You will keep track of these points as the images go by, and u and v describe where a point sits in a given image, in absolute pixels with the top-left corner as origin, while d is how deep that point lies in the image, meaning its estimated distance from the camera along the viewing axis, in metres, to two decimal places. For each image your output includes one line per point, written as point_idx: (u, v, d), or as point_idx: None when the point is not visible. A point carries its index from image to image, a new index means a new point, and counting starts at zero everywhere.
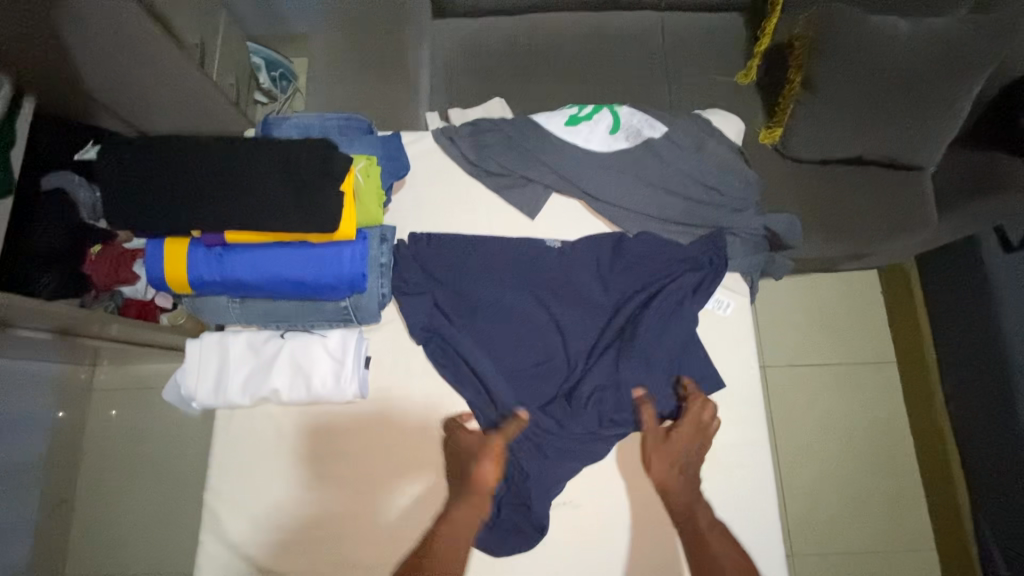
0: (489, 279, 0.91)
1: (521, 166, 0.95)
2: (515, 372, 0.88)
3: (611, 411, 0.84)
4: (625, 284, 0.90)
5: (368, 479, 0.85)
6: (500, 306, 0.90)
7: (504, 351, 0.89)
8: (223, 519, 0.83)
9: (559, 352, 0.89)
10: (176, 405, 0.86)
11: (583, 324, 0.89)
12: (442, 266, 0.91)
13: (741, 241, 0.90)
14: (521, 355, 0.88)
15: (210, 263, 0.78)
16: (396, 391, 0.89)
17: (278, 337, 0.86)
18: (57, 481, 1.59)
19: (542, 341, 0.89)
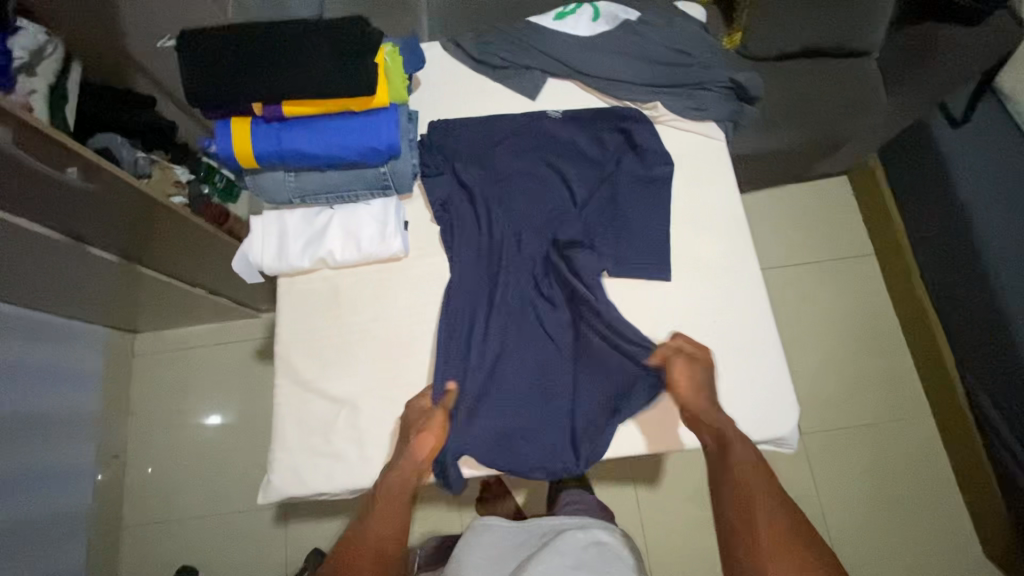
0: (493, 163, 1.04)
1: (520, 56, 1.10)
2: (516, 292, 0.98)
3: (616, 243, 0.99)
4: (618, 140, 1.05)
5: (415, 319, 0.98)
6: (512, 178, 1.04)
7: (509, 251, 1.00)
8: (295, 363, 0.97)
9: (572, 210, 1.02)
10: (245, 275, 1.00)
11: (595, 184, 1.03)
12: (459, 155, 1.05)
13: (711, 94, 1.06)
14: (524, 280, 0.99)
15: (270, 137, 0.92)
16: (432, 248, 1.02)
17: (329, 208, 1.00)
18: (109, 439, 1.69)
19: (552, 199, 1.03)
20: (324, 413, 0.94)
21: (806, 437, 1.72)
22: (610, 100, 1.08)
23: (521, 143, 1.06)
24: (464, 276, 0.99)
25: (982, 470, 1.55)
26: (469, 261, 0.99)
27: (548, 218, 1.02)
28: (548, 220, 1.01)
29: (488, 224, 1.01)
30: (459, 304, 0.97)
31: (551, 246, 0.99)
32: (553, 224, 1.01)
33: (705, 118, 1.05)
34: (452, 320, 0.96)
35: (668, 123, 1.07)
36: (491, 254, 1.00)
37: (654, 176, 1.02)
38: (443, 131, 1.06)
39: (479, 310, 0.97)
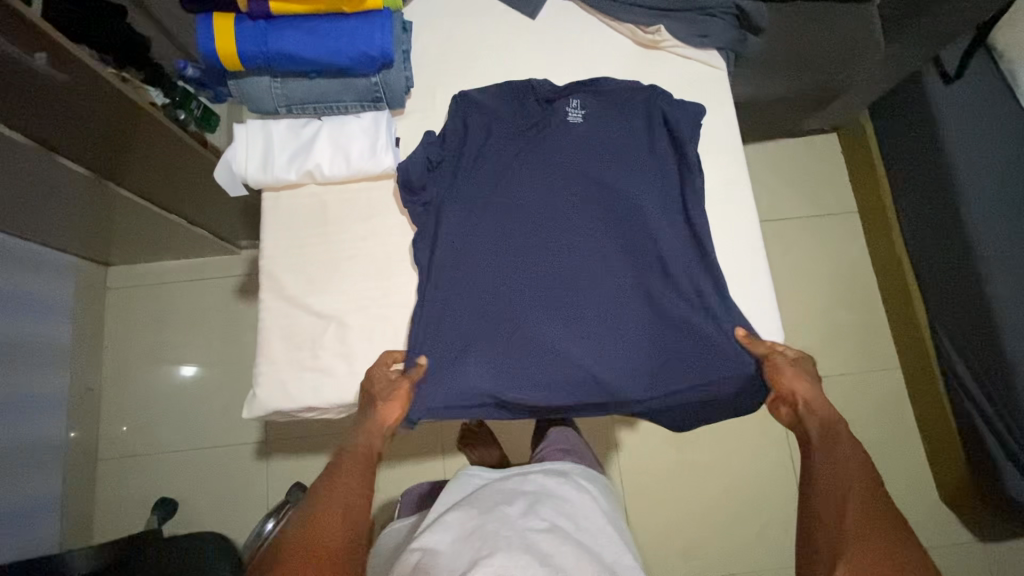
0: (495, 131, 0.98)
1: None
2: (523, 279, 0.92)
3: (618, 175, 0.95)
4: (634, 86, 1.00)
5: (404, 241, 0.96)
6: (513, 142, 0.97)
7: (512, 232, 0.94)
8: (281, 277, 0.94)
9: (589, 176, 0.96)
10: (227, 185, 0.95)
11: (625, 143, 0.97)
12: (463, 121, 0.98)
13: (715, 21, 1.03)
14: (530, 266, 0.93)
15: (255, 34, 0.87)
16: (416, 194, 0.95)
17: (317, 120, 0.96)
18: (82, 372, 1.64)
19: (553, 166, 0.96)
20: (312, 327, 0.92)
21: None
22: (611, 22, 1.04)
23: (520, 115, 0.99)
24: (458, 261, 0.92)
25: (946, 423, 1.61)
26: (451, 220, 0.93)
27: (549, 186, 0.95)
28: (534, 180, 0.96)
29: (484, 196, 0.95)
30: (453, 292, 0.91)
31: (569, 233, 0.94)
32: (555, 201, 0.95)
33: (707, 46, 1.03)
34: (450, 312, 0.91)
35: (670, 49, 1.04)
36: (477, 218, 0.94)
37: (660, 108, 0.98)
38: (454, 101, 0.99)
39: (479, 298, 0.91)
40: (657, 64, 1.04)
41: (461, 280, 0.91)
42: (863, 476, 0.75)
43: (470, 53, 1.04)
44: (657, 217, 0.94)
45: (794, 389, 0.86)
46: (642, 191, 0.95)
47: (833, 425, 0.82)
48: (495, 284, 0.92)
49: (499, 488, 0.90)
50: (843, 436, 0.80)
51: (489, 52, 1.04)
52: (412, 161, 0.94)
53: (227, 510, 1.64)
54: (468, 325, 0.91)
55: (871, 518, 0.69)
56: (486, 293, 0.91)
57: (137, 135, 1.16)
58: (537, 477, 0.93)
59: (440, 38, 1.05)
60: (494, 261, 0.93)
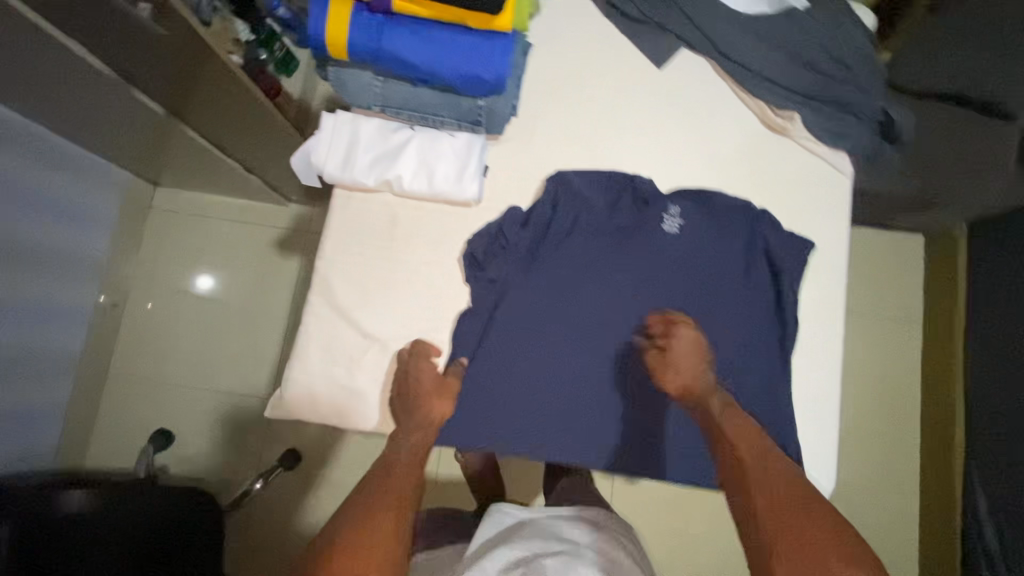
0: (583, 219, 0.92)
1: (660, 13, 0.96)
2: (570, 389, 0.88)
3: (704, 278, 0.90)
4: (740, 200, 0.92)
5: (466, 283, 0.90)
6: (598, 234, 0.91)
7: (571, 338, 0.89)
8: (334, 283, 0.90)
9: (670, 293, 0.90)
10: (301, 173, 0.90)
11: (720, 262, 0.90)
12: (551, 202, 0.91)
13: (856, 122, 0.93)
14: (582, 376, 0.88)
15: (370, 29, 0.79)
16: (481, 268, 0.89)
17: (408, 128, 0.89)
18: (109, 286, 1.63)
19: (635, 272, 0.90)
20: (354, 345, 0.88)
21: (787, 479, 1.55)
22: (742, 95, 0.95)
23: (611, 212, 0.92)
24: (506, 355, 0.88)
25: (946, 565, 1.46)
26: (516, 304, 0.88)
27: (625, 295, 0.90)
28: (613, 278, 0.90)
29: (550, 294, 0.89)
30: (496, 383, 0.87)
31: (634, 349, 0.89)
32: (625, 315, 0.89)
33: (839, 146, 0.94)
34: (488, 405, 0.87)
35: (798, 141, 0.95)
36: (544, 304, 0.89)
37: (765, 224, 0.91)
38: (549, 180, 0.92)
39: (523, 397, 0.87)
40: (780, 153, 0.95)
41: (513, 362, 0.87)
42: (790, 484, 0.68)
43: (583, 91, 0.96)
44: (733, 335, 0.89)
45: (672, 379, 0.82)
46: (726, 320, 0.89)
47: (725, 411, 0.77)
48: (543, 387, 0.87)
49: (536, 535, 0.81)
50: (725, 414, 0.76)
51: (604, 95, 0.96)
52: (484, 243, 0.89)
53: (218, 454, 1.65)
54: (506, 417, 0.87)
55: (797, 525, 0.64)
56: (532, 394, 0.87)
57: (217, 85, 1.10)
58: (581, 529, 0.84)
59: (557, 66, 0.96)
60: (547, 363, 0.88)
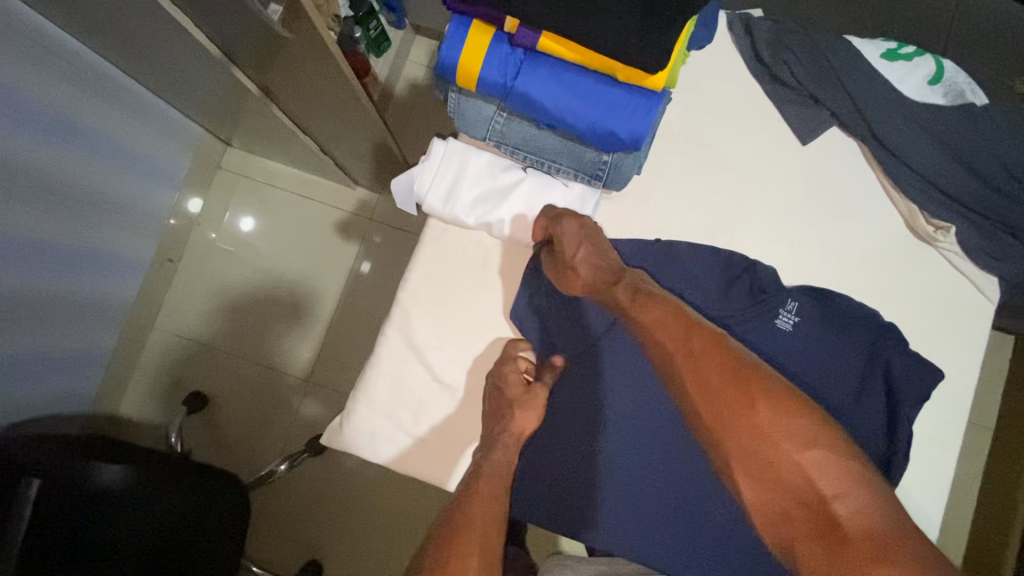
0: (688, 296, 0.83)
1: (816, 83, 0.86)
2: (644, 479, 0.80)
3: (813, 387, 0.81)
4: (867, 309, 0.82)
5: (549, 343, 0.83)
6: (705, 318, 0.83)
7: (653, 423, 0.81)
8: (412, 318, 0.84)
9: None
10: (398, 197, 0.84)
11: (833, 372, 0.81)
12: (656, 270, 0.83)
13: (1017, 246, 0.82)
14: (661, 464, 0.81)
15: (508, 65, 0.72)
16: (566, 324, 0.82)
17: (521, 170, 0.83)
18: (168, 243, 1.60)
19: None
20: (422, 388, 0.83)
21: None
22: (892, 190, 0.86)
23: (723, 298, 0.82)
24: (580, 427, 0.82)
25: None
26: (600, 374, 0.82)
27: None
28: None
29: (638, 373, 0.81)
30: (562, 457, 0.81)
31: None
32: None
33: (991, 269, 0.83)
34: (551, 479, 0.81)
35: (943, 252, 0.85)
36: (630, 381, 0.81)
37: (891, 340, 0.81)
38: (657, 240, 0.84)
39: (589, 478, 0.81)
40: (919, 263, 0.85)
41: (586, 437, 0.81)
42: (709, 364, 0.71)
43: (713, 156, 0.87)
44: None
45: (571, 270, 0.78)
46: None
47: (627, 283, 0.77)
48: (612, 473, 0.81)
49: None
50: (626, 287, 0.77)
51: (733, 164, 0.87)
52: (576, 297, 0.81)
53: (246, 426, 1.64)
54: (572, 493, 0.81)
55: (730, 419, 0.68)
56: (600, 477, 0.80)
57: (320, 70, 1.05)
58: None
59: (689, 124, 0.88)
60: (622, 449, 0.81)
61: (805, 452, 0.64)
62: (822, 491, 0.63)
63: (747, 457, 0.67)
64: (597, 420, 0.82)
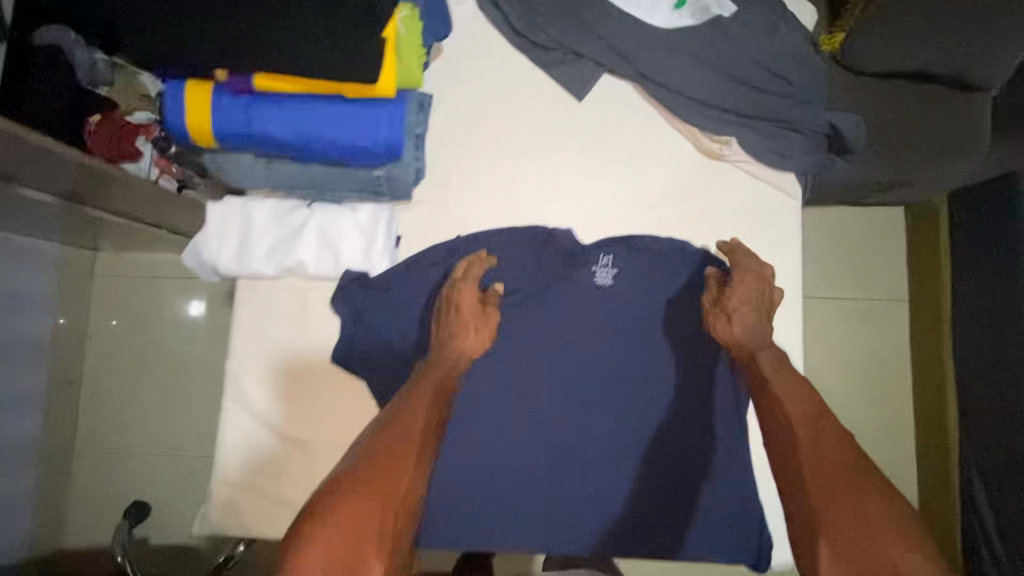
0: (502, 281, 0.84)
1: (572, 38, 0.86)
2: (504, 447, 0.83)
3: (641, 329, 0.84)
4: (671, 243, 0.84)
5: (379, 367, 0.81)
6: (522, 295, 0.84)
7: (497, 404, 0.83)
8: (247, 385, 0.83)
9: (603, 351, 0.84)
10: (195, 270, 0.82)
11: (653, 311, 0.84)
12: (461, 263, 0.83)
13: (800, 139, 0.84)
14: (516, 428, 0.83)
15: (237, 113, 0.70)
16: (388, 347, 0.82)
17: (305, 207, 0.81)
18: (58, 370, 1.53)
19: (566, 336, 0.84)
20: (275, 448, 0.82)
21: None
22: (674, 120, 0.86)
23: (531, 273, 0.84)
24: None
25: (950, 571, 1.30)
26: None
27: (555, 360, 0.84)
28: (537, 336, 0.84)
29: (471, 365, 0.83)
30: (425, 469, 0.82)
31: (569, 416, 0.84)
32: (551, 387, 0.84)
33: (783, 167, 0.85)
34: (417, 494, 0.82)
35: (736, 164, 0.86)
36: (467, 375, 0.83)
37: (703, 266, 0.83)
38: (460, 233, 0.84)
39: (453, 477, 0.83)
40: (717, 182, 0.86)
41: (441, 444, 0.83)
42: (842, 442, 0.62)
43: (497, 138, 0.88)
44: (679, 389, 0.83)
45: (731, 310, 0.77)
46: (666, 373, 0.84)
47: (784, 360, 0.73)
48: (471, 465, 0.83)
49: None
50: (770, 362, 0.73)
51: (518, 139, 0.88)
52: (387, 317, 0.82)
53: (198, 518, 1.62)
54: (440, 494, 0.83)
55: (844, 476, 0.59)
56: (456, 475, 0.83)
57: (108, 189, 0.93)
58: None
59: (465, 114, 0.88)
60: (473, 446, 0.83)
61: (826, 454, 0.61)
62: (825, 488, 0.58)
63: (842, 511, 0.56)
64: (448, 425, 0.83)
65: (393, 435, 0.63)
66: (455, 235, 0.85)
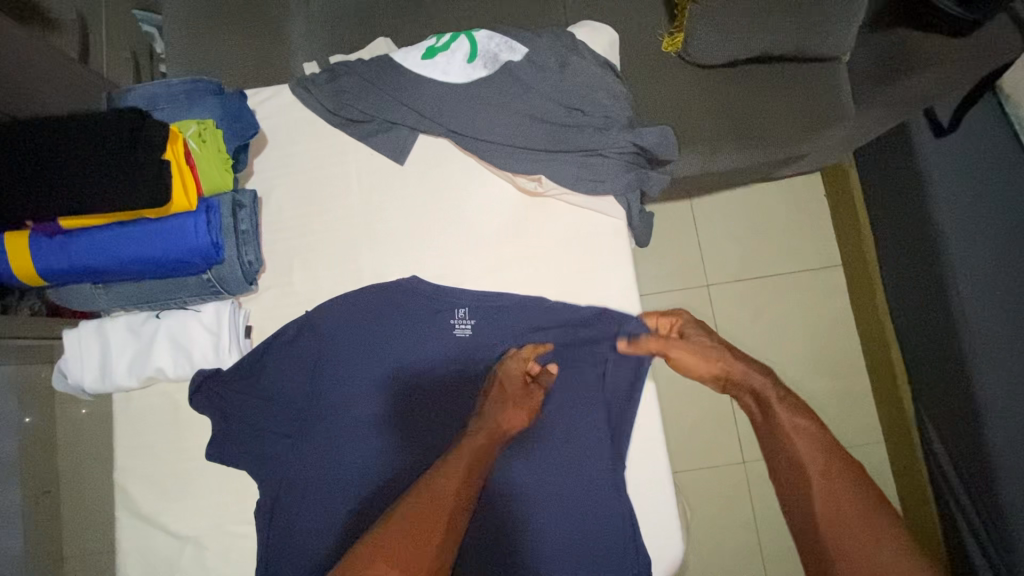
0: (354, 350, 0.87)
1: (380, 109, 0.91)
2: None
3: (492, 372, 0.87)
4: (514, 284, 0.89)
5: (246, 454, 0.85)
6: (377, 358, 0.87)
7: (379, 451, 0.85)
8: (133, 493, 0.87)
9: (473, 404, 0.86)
10: (68, 393, 0.88)
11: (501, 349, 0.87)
12: (318, 332, 0.88)
13: (609, 162, 0.86)
14: None
15: (55, 253, 0.76)
16: (250, 434, 0.85)
17: (154, 318, 0.86)
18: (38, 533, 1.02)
19: (430, 394, 0.87)
20: (167, 548, 0.86)
21: (678, 478, 1.26)
22: (489, 167, 0.89)
23: (380, 337, 0.88)
24: (302, 513, 0.84)
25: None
26: (303, 458, 0.85)
27: (419, 425, 0.86)
28: (397, 392, 0.87)
29: (336, 434, 0.86)
30: (306, 548, 0.83)
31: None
32: None
33: (601, 191, 0.87)
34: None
35: (556, 196, 0.88)
36: (331, 448, 0.85)
37: (539, 302, 0.87)
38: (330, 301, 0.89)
39: (344, 539, 0.83)
40: (542, 217, 0.89)
41: (318, 516, 0.84)
42: (820, 455, 0.71)
43: (331, 213, 0.92)
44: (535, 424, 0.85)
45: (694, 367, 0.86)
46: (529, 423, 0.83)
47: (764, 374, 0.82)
48: (364, 520, 0.83)
49: None
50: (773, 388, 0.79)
51: (352, 211, 0.92)
52: (249, 405, 0.86)
53: None
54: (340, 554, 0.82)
55: (836, 496, 0.67)
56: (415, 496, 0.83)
57: None
58: None
59: (297, 198, 0.93)
60: (359, 517, 0.84)
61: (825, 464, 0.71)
62: (827, 493, 0.68)
63: (853, 537, 0.64)
64: (320, 499, 0.84)
65: (418, 523, 0.68)
66: (302, 314, 0.89)
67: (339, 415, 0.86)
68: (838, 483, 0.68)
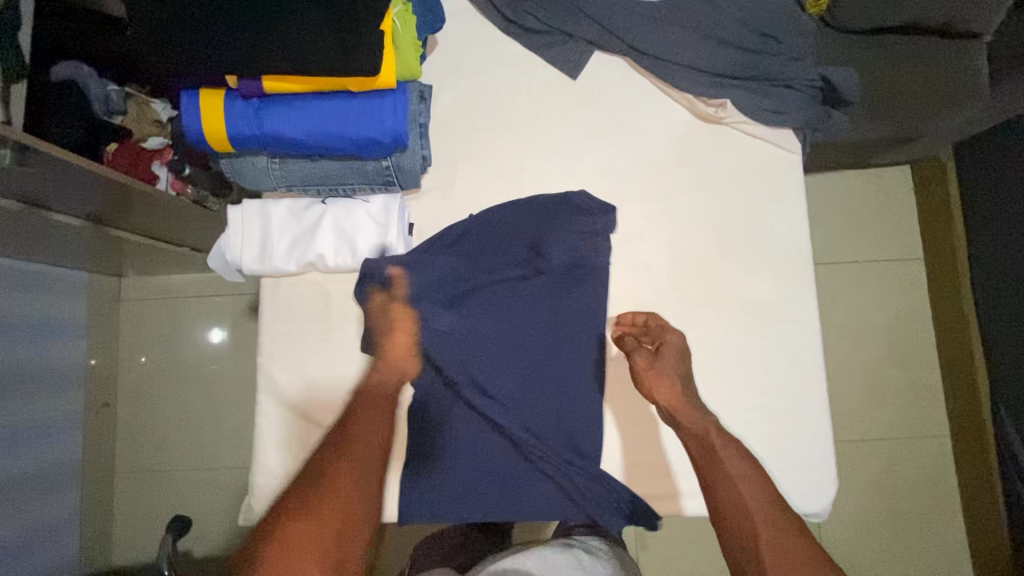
0: (517, 257, 0.87)
1: (562, 20, 0.89)
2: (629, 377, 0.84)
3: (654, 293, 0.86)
4: (681, 208, 0.88)
5: None
6: (540, 269, 0.87)
7: (536, 360, 0.85)
8: (278, 378, 0.86)
9: None
10: (222, 272, 0.87)
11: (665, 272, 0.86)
12: (482, 236, 0.87)
13: (794, 95, 0.86)
14: None
15: (248, 117, 0.75)
16: None
17: (320, 204, 0.85)
18: (98, 433, 1.30)
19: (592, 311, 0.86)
20: (310, 437, 0.85)
21: None
22: (669, 89, 0.88)
23: (544, 247, 0.87)
24: (456, 412, 0.83)
25: None
26: (460, 359, 0.84)
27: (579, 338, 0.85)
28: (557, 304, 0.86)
29: (495, 338, 0.85)
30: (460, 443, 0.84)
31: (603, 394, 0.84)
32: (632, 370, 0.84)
33: (782, 124, 0.86)
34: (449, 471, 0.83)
35: (735, 125, 0.88)
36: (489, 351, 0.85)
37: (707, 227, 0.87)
38: (494, 208, 0.87)
39: (498, 439, 0.83)
40: (718, 144, 0.88)
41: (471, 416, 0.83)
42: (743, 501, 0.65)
43: (499, 121, 0.91)
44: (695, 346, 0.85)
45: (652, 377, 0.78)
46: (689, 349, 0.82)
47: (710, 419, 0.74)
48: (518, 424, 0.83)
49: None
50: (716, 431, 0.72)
51: (519, 120, 0.91)
52: None
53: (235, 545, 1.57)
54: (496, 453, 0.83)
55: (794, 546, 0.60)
56: (573, 404, 0.84)
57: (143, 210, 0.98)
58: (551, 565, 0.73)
59: (466, 102, 0.91)
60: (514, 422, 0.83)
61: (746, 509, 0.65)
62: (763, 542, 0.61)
63: None
64: (473, 401, 0.83)
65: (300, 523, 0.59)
66: (466, 217, 0.88)
67: (499, 320, 0.86)
68: (773, 526, 0.62)
